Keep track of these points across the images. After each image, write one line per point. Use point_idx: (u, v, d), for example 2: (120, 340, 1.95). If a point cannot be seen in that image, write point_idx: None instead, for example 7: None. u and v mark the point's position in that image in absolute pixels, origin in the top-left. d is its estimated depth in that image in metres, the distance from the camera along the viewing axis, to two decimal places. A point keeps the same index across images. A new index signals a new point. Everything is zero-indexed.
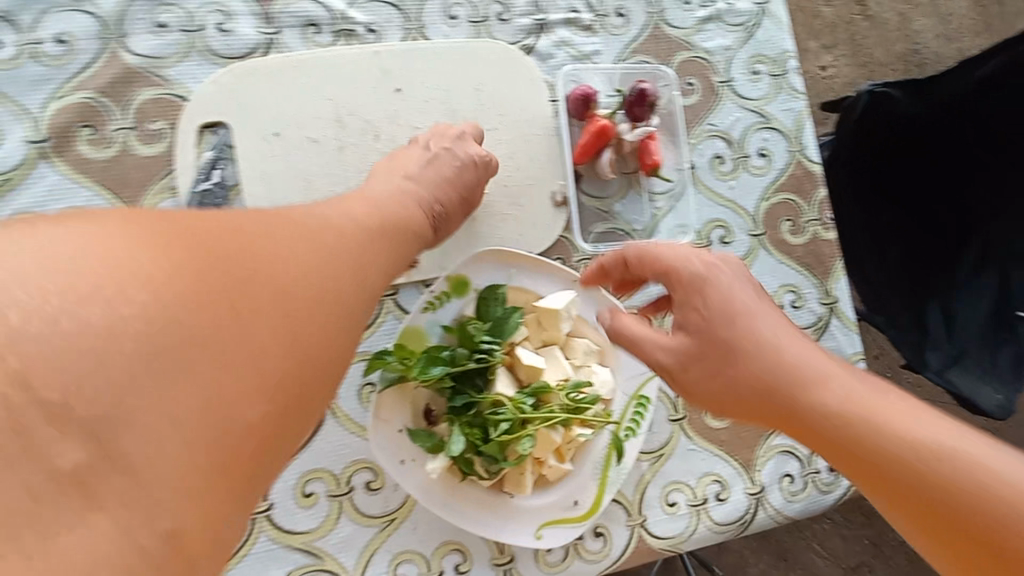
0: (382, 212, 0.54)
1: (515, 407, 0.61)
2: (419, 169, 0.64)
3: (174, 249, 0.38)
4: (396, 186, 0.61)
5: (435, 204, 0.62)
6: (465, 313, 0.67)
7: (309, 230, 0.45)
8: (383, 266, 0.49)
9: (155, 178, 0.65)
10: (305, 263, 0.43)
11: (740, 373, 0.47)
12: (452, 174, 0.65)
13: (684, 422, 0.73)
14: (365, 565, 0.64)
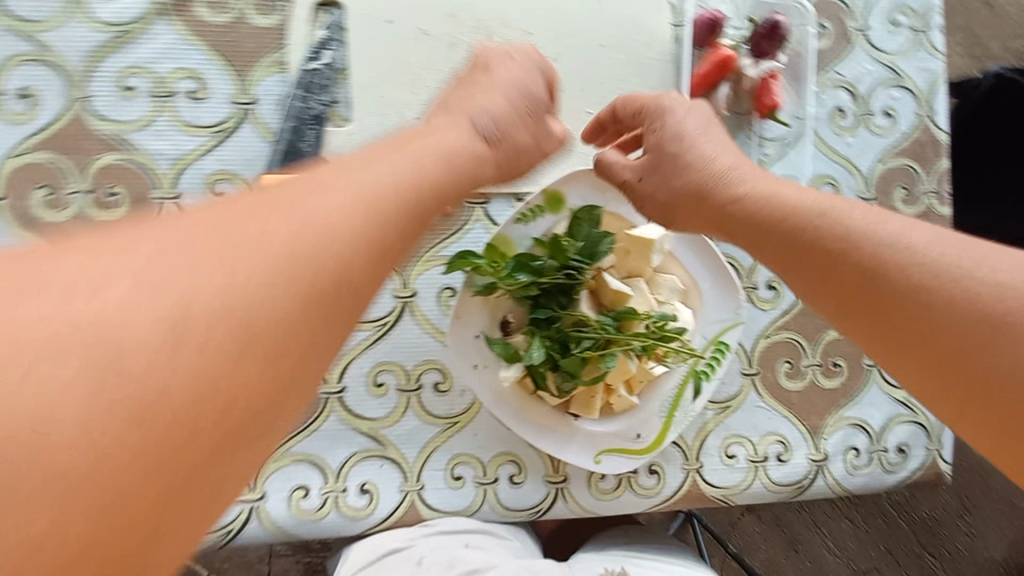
0: (424, 143, 0.42)
1: (599, 326, 0.60)
2: (488, 89, 0.52)
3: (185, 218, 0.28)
4: (454, 116, 0.49)
5: (489, 124, 0.49)
6: (556, 230, 0.65)
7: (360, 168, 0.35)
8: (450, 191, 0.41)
9: (266, 51, 0.63)
10: (337, 210, 0.32)
11: (752, 215, 0.48)
12: (513, 87, 0.52)
13: (756, 378, 0.71)
14: (424, 460, 0.65)
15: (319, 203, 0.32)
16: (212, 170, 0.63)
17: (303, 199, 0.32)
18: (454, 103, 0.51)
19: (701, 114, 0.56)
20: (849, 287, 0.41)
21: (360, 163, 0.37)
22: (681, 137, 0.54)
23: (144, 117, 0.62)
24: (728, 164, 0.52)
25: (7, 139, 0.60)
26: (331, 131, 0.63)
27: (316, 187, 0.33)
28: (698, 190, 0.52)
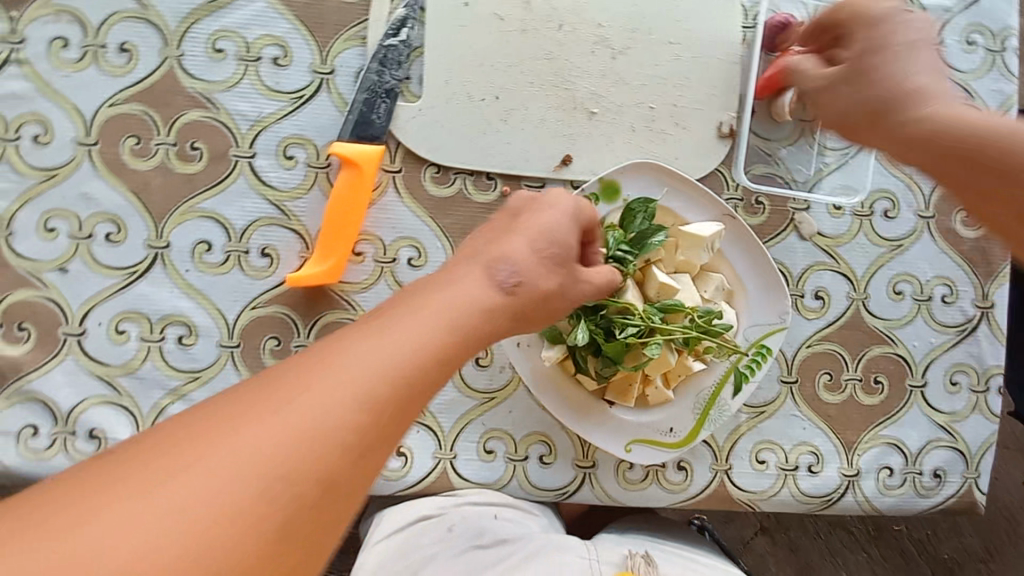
0: (435, 304, 0.40)
1: (644, 315, 0.60)
2: (517, 229, 0.48)
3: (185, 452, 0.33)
4: (476, 265, 0.44)
5: (509, 275, 0.44)
6: (608, 219, 0.66)
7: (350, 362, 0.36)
8: (458, 319, 0.40)
9: (348, 25, 0.67)
10: (340, 393, 0.35)
11: (948, 126, 0.50)
12: (542, 236, 0.47)
13: (794, 387, 0.71)
14: (458, 431, 0.67)
15: (330, 416, 0.34)
16: (287, 134, 0.66)
17: (323, 391, 0.35)
18: (481, 247, 0.46)
19: (921, 25, 0.54)
20: (987, 162, 0.48)
21: (392, 318, 0.39)
22: (885, 35, 0.53)
23: (230, 78, 0.65)
24: (919, 75, 0.52)
25: (105, 89, 0.65)
26: (401, 105, 0.67)
27: (339, 374, 0.35)
28: (880, 104, 0.53)
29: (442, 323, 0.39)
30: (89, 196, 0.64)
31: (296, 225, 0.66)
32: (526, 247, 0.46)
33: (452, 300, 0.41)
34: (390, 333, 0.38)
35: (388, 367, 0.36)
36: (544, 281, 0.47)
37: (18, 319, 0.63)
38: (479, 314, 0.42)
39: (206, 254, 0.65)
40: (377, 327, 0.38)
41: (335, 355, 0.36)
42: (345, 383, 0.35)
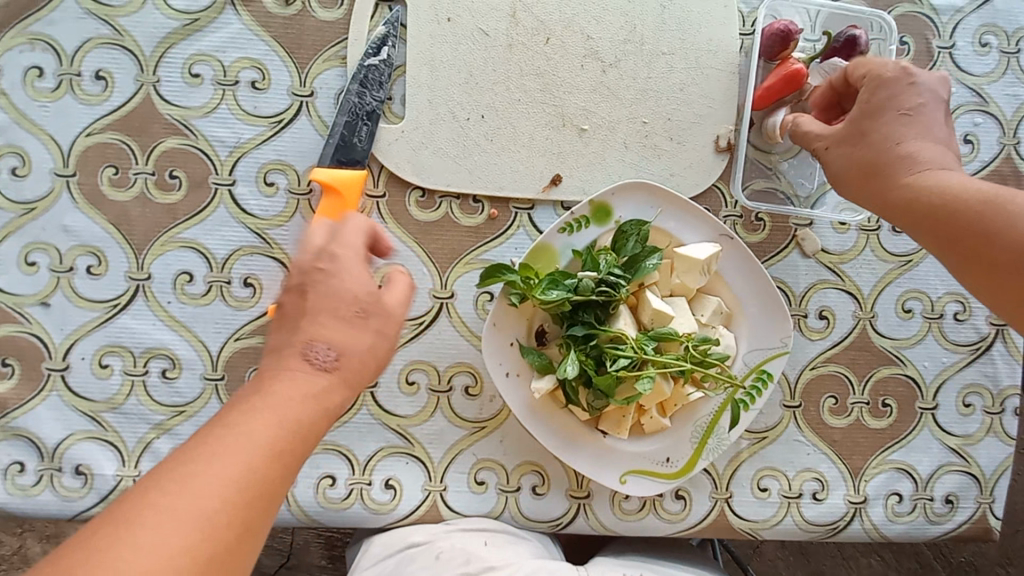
0: (257, 405, 0.40)
1: (636, 346, 0.58)
2: (324, 296, 0.45)
3: None
4: (290, 352, 0.43)
5: (325, 353, 0.43)
6: (600, 242, 0.63)
7: (170, 496, 0.35)
8: (284, 413, 0.40)
9: (327, 44, 0.64)
10: (170, 533, 0.34)
11: (920, 191, 0.52)
12: (338, 296, 0.45)
13: (798, 411, 0.68)
14: (448, 462, 0.65)
15: (156, 548, 0.33)
16: (268, 160, 0.64)
17: (145, 534, 0.34)
18: (290, 328, 0.44)
19: (923, 91, 0.56)
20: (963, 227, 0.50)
21: (211, 436, 0.38)
22: (885, 96, 0.55)
23: (208, 104, 0.64)
24: (915, 142, 0.54)
25: (82, 118, 0.63)
26: (384, 127, 0.64)
27: (161, 513, 0.34)
28: (873, 165, 0.55)
29: (271, 431, 0.39)
30: (69, 228, 0.63)
31: (278, 254, 0.64)
32: (340, 320, 0.45)
33: (279, 405, 0.40)
34: (209, 461, 0.36)
35: (215, 494, 0.36)
36: (362, 342, 0.45)
37: (2, 354, 0.63)
38: (307, 406, 0.41)
39: (188, 285, 0.64)
40: (196, 458, 0.37)
41: (156, 486, 0.35)
42: (166, 525, 0.34)
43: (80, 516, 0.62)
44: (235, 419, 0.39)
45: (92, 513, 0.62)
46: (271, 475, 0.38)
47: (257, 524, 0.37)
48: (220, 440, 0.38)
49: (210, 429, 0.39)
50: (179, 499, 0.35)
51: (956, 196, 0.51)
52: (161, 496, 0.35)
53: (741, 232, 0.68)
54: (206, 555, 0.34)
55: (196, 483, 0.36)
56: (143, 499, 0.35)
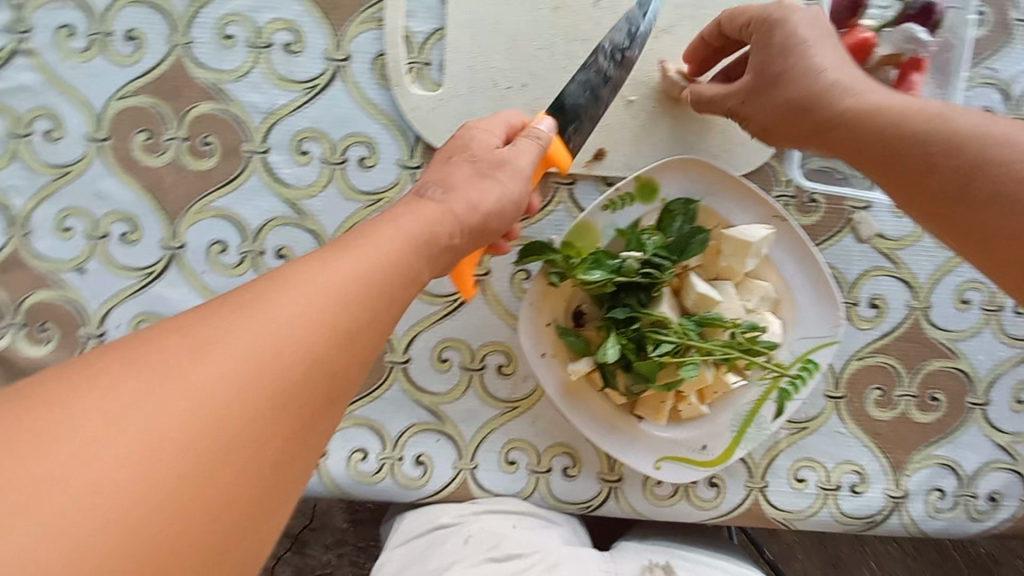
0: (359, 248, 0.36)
1: (680, 331, 0.55)
2: (410, 204, 0.42)
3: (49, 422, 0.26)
4: (407, 209, 0.41)
5: (439, 189, 0.43)
6: (644, 222, 0.60)
7: (272, 305, 0.31)
8: (384, 259, 0.36)
9: (363, 6, 0.61)
10: (276, 334, 0.30)
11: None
12: (463, 156, 0.47)
13: (841, 403, 0.66)
14: (480, 441, 0.65)
15: (247, 346, 0.29)
16: (301, 128, 0.62)
17: (239, 329, 0.30)
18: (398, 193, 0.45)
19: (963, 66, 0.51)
20: None
21: (321, 256, 0.35)
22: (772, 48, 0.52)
23: (241, 67, 0.61)
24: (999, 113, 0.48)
25: (114, 80, 0.62)
26: (422, 95, 0.61)
27: (257, 314, 0.31)
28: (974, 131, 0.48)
29: (348, 284, 0.34)
30: (103, 194, 0.63)
31: (311, 225, 0.63)
32: (407, 231, 0.39)
33: (329, 290, 0.33)
34: (296, 285, 0.32)
35: (234, 381, 0.28)
36: (474, 192, 0.44)
37: (41, 319, 0.63)
38: (370, 301, 0.34)
39: (221, 255, 0.63)
40: (288, 281, 0.32)
41: (251, 298, 0.31)
42: (267, 321, 0.30)
43: None
44: (334, 252, 0.35)
45: None
46: (319, 379, 0.31)
47: (348, 371, 0.33)
48: (258, 312, 0.31)
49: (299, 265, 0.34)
50: (278, 301, 0.31)
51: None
52: (165, 365, 0.28)
53: (793, 214, 0.64)
54: (298, 374, 0.30)
55: (263, 318, 0.31)
56: (227, 309, 0.31)
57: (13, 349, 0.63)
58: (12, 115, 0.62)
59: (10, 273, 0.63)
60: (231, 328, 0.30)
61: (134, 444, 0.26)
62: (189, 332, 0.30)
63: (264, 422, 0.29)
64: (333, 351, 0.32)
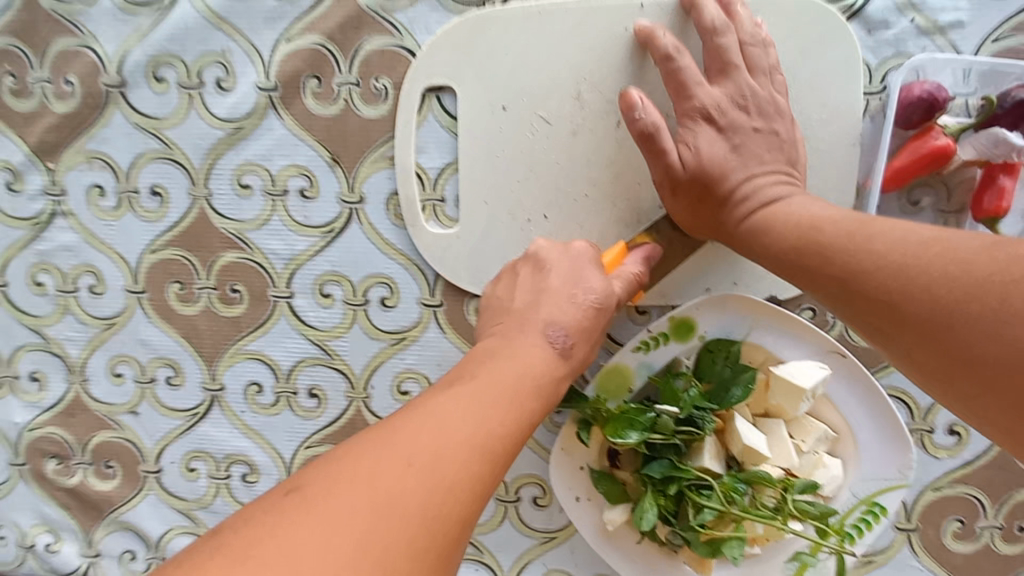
0: (524, 356, 0.45)
1: (725, 495, 0.52)
2: (517, 346, 0.46)
3: (290, 525, 0.32)
4: (530, 329, 0.48)
5: (564, 338, 0.48)
6: (681, 361, 0.56)
7: (451, 417, 0.38)
8: (525, 373, 0.44)
9: (374, 144, 0.59)
10: (459, 446, 0.36)
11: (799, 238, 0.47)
12: (572, 291, 0.51)
13: (913, 534, 0.60)
14: (519, 570, 0.64)
15: (438, 453, 0.35)
16: (322, 272, 0.62)
17: (431, 432, 0.36)
18: (524, 316, 0.50)
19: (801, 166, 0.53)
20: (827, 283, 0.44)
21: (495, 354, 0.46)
22: (714, 164, 0.52)
23: (260, 216, 0.61)
24: (757, 202, 0.51)
25: (145, 235, 0.63)
26: (440, 232, 0.59)
27: (447, 416, 0.38)
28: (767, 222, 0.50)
29: (507, 391, 0.41)
30: (146, 341, 0.65)
31: (340, 366, 0.63)
32: (506, 381, 0.42)
33: (444, 442, 0.36)
34: (475, 381, 0.41)
35: (371, 527, 0.32)
36: (588, 323, 0.50)
37: (104, 458, 0.68)
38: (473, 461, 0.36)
39: (258, 395, 0.65)
40: (472, 381, 0.41)
41: (448, 393, 0.40)
42: (451, 429, 0.37)
43: None
44: (497, 356, 0.45)
45: None
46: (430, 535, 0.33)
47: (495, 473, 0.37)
48: (389, 460, 0.35)
49: (473, 365, 0.44)
50: (464, 402, 0.39)
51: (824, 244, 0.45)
52: (330, 493, 0.33)
53: (853, 336, 0.58)
54: (472, 474, 0.36)
55: (447, 427, 0.37)
56: (424, 407, 0.39)
57: (84, 485, 0.68)
58: (60, 273, 0.65)
59: (73, 417, 0.67)
60: (375, 468, 0.34)
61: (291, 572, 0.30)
62: (404, 424, 0.37)
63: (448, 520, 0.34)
64: (450, 501, 0.34)
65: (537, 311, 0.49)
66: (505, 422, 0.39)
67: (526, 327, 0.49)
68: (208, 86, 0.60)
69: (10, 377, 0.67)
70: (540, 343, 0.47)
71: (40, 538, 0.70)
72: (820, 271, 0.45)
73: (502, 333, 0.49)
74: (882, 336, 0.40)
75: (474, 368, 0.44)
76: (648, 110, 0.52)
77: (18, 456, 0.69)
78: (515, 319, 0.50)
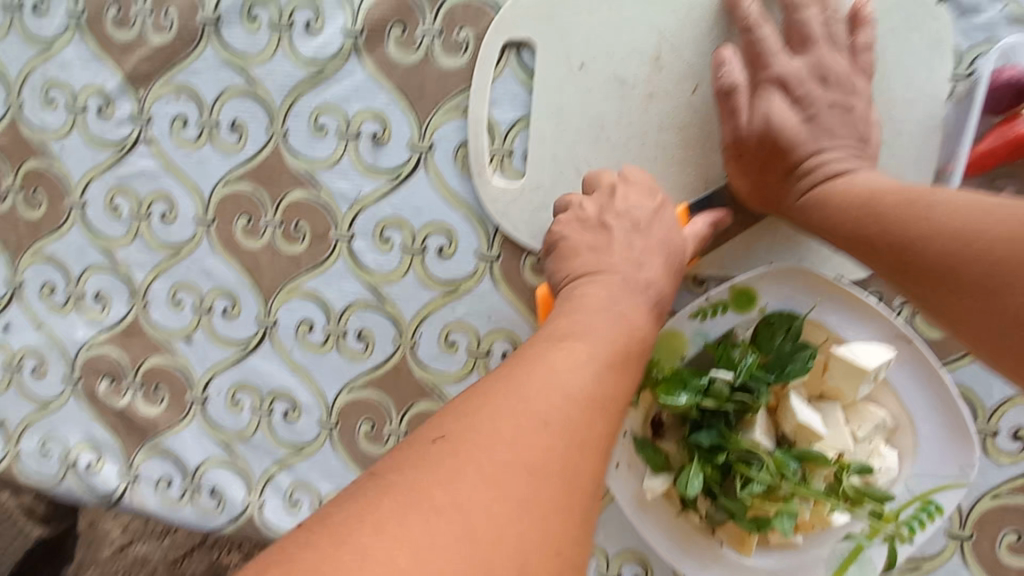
0: (618, 308, 0.46)
1: (776, 469, 0.50)
2: (609, 300, 0.47)
3: (425, 448, 0.34)
4: (621, 286, 0.48)
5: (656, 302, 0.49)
6: (737, 332, 0.55)
7: (557, 357, 0.39)
8: (622, 323, 0.44)
9: (449, 94, 0.60)
10: (571, 382, 0.38)
11: (861, 209, 0.47)
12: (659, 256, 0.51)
13: (967, 542, 0.57)
14: None
15: (553, 386, 0.37)
16: (384, 216, 0.63)
17: (544, 368, 0.38)
18: (609, 270, 0.50)
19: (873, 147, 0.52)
20: (885, 255, 0.45)
21: (589, 305, 0.46)
22: (785, 136, 0.52)
23: (331, 156, 0.63)
24: (825, 170, 0.51)
25: (220, 167, 0.66)
26: (504, 184, 0.60)
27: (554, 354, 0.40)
28: (829, 192, 0.50)
29: (609, 337, 0.42)
30: (209, 271, 0.67)
31: (391, 311, 0.64)
32: (605, 329, 0.43)
33: (557, 376, 0.38)
34: (574, 328, 0.43)
35: (520, 483, 0.33)
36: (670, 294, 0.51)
37: (155, 382, 0.70)
38: (592, 414, 0.37)
39: (309, 333, 0.66)
40: (570, 329, 0.43)
41: (553, 338, 0.42)
42: (561, 366, 0.39)
43: (214, 534, 0.69)
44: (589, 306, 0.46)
45: (223, 534, 0.68)
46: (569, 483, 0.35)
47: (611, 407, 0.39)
48: (508, 398, 0.36)
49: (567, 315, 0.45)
50: (567, 343, 0.41)
51: (887, 216, 0.45)
52: (474, 450, 0.34)
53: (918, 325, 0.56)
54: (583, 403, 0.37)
55: (558, 363, 0.39)
56: (530, 351, 0.40)
57: (132, 407, 0.70)
58: (136, 198, 0.68)
59: (131, 339, 0.70)
60: (510, 428, 0.35)
61: (434, 490, 0.32)
62: (514, 364, 0.39)
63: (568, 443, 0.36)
64: (572, 424, 0.36)
65: (631, 270, 0.50)
66: (613, 363, 0.41)
67: (611, 280, 0.49)
68: (297, 28, 0.62)
69: (77, 295, 0.70)
70: (635, 301, 0.47)
71: (82, 456, 0.72)
72: (878, 239, 0.46)
73: (582, 281, 0.50)
74: (938, 309, 0.42)
75: (568, 318, 0.45)
76: (736, 67, 0.53)
77: (74, 373, 0.71)
78: (603, 271, 0.50)
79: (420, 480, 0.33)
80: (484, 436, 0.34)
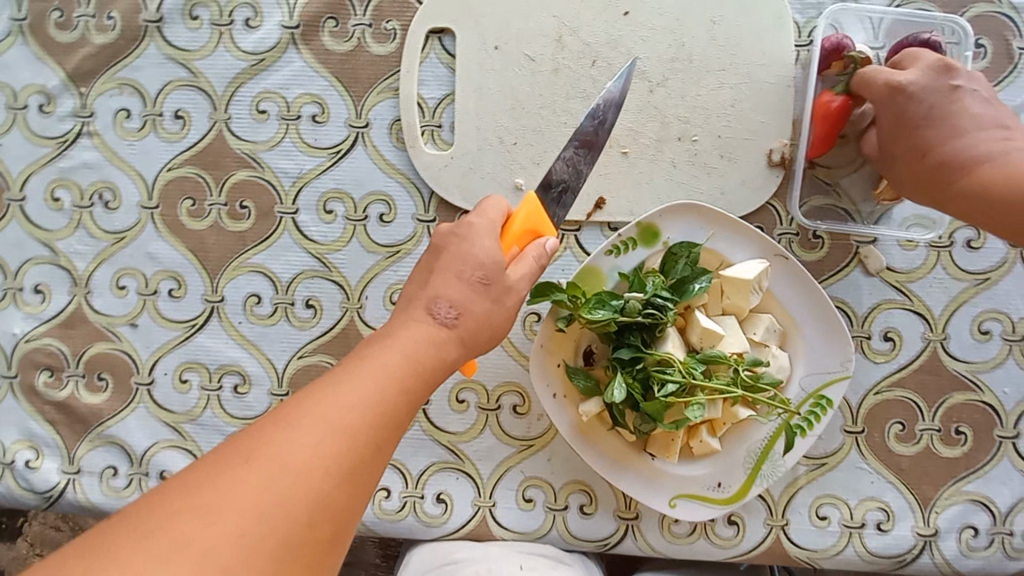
0: (411, 337, 0.46)
1: (684, 370, 0.57)
2: (407, 327, 0.47)
3: (166, 507, 0.36)
4: (415, 309, 0.49)
5: (449, 310, 0.48)
6: (647, 264, 0.63)
7: (332, 398, 0.41)
8: (411, 348, 0.46)
9: (381, 78, 0.67)
10: (340, 421, 0.40)
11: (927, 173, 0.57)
12: (463, 265, 0.50)
13: (860, 437, 0.65)
14: (497, 480, 0.67)
15: (320, 427, 0.39)
16: (327, 189, 0.68)
17: (317, 409, 0.40)
18: (416, 292, 0.50)
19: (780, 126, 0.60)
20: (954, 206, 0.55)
21: (385, 337, 0.47)
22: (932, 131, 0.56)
23: (273, 137, 0.68)
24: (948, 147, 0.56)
25: (164, 154, 0.69)
26: (434, 154, 0.67)
27: (330, 394, 0.41)
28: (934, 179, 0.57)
29: (393, 372, 0.44)
30: (153, 254, 0.70)
31: (337, 277, 0.68)
32: (394, 363, 0.44)
33: (327, 416, 0.40)
34: (361, 363, 0.44)
35: (263, 530, 0.35)
36: (482, 306, 0.49)
37: (98, 369, 0.70)
38: (359, 451, 0.40)
39: (256, 306, 0.69)
40: (357, 363, 0.44)
41: (335, 378, 0.42)
42: (331, 405, 0.40)
43: None
44: (388, 335, 0.47)
45: None
46: (320, 520, 0.37)
47: (383, 447, 0.41)
48: (266, 446, 0.38)
49: (361, 348, 0.46)
50: (348, 379, 0.42)
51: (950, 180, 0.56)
52: (217, 498, 0.36)
53: (796, 251, 0.66)
54: (354, 438, 0.40)
55: (330, 406, 0.40)
56: (307, 393, 0.41)
57: (73, 398, 0.70)
58: (78, 189, 0.70)
59: (72, 329, 0.70)
60: (276, 464, 0.37)
61: (169, 543, 0.34)
62: (290, 408, 0.40)
63: (336, 480, 0.38)
64: (337, 462, 0.39)
65: (432, 293, 0.49)
66: (390, 395, 0.42)
67: (411, 307, 0.49)
68: (237, 24, 0.68)
69: (14, 289, 0.70)
70: (426, 333, 0.47)
71: (20, 455, 0.69)
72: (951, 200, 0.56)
73: (398, 309, 0.50)
74: None
75: (359, 348, 0.46)
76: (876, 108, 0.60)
77: (9, 369, 0.70)
78: (410, 295, 0.50)
79: (155, 535, 0.34)
80: (242, 470, 0.37)
